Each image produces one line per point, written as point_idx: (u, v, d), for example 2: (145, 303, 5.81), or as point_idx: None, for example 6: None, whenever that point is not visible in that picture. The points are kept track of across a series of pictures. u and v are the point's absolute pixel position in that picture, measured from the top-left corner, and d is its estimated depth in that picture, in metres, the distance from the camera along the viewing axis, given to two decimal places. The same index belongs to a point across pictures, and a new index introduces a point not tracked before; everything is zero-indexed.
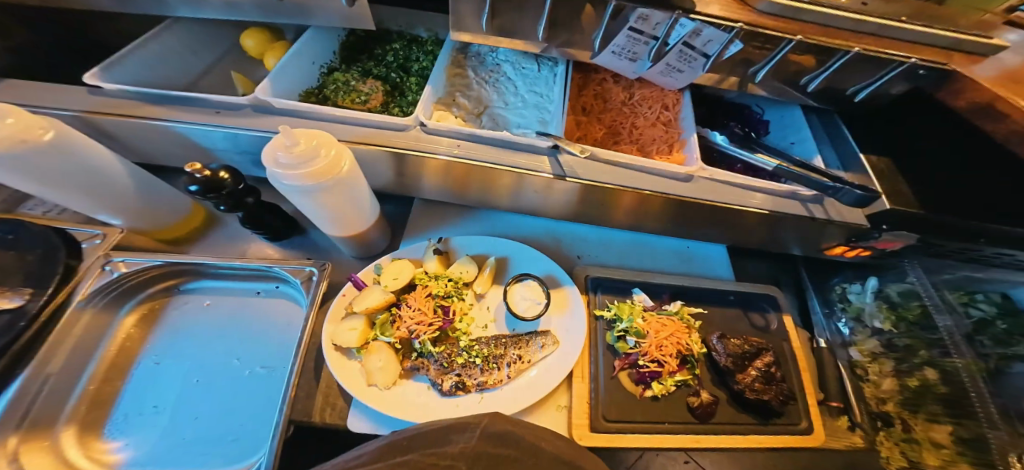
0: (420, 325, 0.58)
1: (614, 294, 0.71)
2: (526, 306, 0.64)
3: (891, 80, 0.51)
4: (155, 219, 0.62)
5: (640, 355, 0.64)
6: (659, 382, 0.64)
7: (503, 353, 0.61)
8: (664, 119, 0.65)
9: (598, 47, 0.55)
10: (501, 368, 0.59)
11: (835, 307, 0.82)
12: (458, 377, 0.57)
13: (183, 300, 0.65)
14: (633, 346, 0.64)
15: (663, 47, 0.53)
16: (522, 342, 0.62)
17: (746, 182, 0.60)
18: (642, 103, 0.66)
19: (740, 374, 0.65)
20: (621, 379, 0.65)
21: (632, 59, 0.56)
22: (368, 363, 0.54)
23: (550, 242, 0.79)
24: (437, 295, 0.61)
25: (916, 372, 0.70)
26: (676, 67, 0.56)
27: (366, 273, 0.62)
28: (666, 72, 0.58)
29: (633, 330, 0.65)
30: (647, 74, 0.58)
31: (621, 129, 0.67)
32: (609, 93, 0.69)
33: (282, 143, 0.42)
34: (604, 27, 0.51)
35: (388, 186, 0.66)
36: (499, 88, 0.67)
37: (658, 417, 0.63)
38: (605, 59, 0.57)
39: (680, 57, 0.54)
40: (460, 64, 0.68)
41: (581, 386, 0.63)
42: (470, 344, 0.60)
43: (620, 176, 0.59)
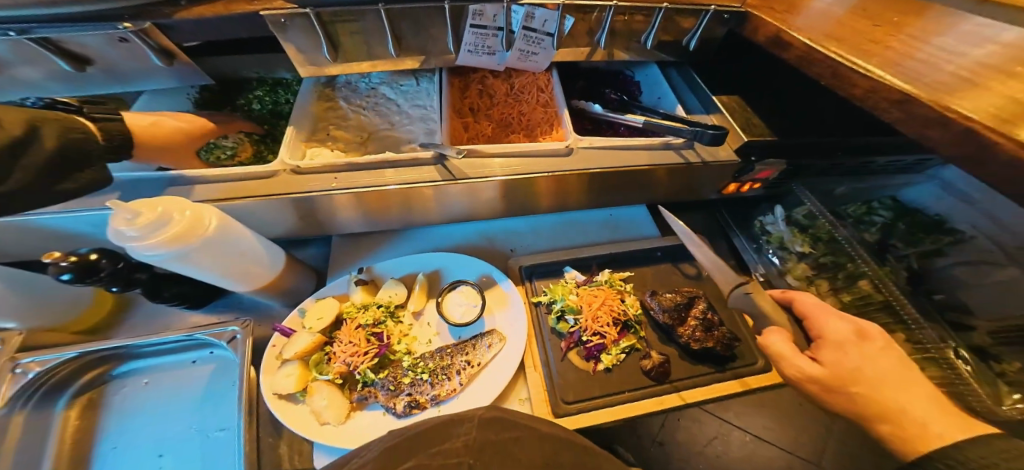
0: (355, 356, 0.56)
1: (548, 277, 0.73)
2: (463, 311, 0.64)
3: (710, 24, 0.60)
4: (54, 315, 0.59)
5: (582, 332, 0.66)
6: (607, 354, 0.66)
7: (450, 363, 0.60)
8: (542, 101, 0.70)
9: (455, 48, 0.59)
10: (452, 378, 0.59)
11: (761, 241, 0.85)
12: (410, 397, 0.56)
13: (124, 382, 0.62)
14: (573, 324, 0.67)
15: (511, 36, 0.57)
16: (469, 347, 0.62)
17: (621, 144, 0.65)
18: (522, 91, 0.71)
19: (681, 327, 0.69)
20: (572, 359, 0.66)
21: (490, 52, 0.60)
22: (312, 405, 0.53)
23: (484, 242, 0.81)
24: (366, 325, 0.59)
25: (848, 286, 0.73)
26: (531, 51, 0.60)
27: (292, 320, 0.59)
28: (524, 58, 0.62)
29: (569, 307, 0.67)
30: (509, 64, 0.63)
31: (510, 119, 0.70)
32: (492, 88, 0.72)
33: (124, 216, 0.40)
34: (449, 27, 0.55)
35: (294, 230, 0.65)
36: (380, 110, 0.69)
37: (617, 388, 0.65)
38: (466, 60, 0.61)
39: (527, 41, 0.58)
40: (328, 97, 0.69)
41: (534, 375, 0.65)
42: (414, 362, 0.59)
43: (504, 165, 0.62)
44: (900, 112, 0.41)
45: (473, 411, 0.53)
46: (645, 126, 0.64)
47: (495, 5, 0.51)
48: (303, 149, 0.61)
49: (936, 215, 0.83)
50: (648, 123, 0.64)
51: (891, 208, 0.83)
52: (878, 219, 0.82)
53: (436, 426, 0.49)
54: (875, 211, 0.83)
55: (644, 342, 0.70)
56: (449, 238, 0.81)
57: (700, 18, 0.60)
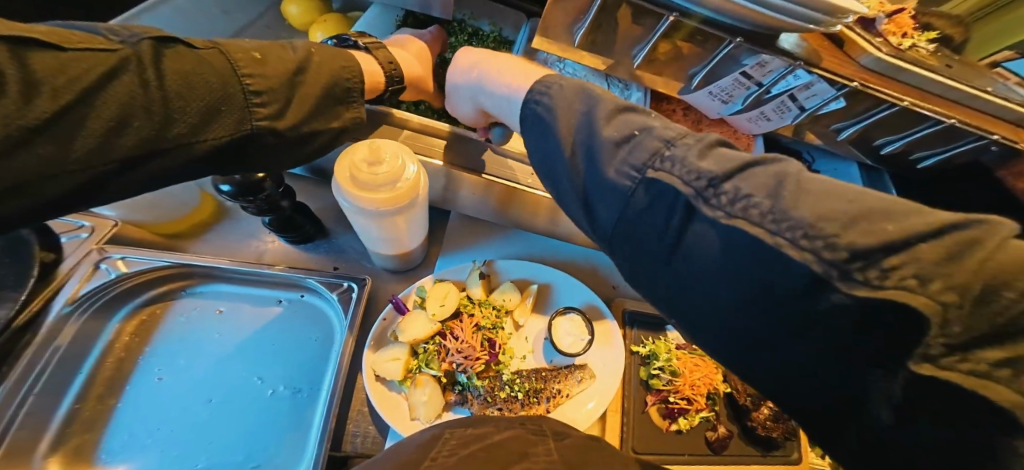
0: (466, 359, 0.53)
1: (649, 329, 0.70)
2: (570, 341, 0.60)
3: (964, 151, 0.51)
4: (158, 212, 0.54)
5: (670, 392, 0.65)
6: (685, 417, 0.65)
7: (543, 387, 0.58)
8: None
9: (693, 85, 0.50)
10: (541, 403, 0.57)
11: None
12: (501, 412, 0.54)
13: (191, 305, 0.57)
14: (666, 383, 0.66)
15: (763, 96, 0.48)
16: (562, 376, 0.59)
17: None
18: None
19: (755, 411, 0.68)
20: (651, 413, 0.66)
21: (724, 101, 0.50)
22: (412, 397, 0.50)
23: (592, 271, 0.73)
24: (484, 327, 0.56)
25: None
26: (768, 117, 0.51)
27: (407, 296, 0.56)
28: (753, 119, 0.52)
29: (669, 369, 0.65)
30: (732, 118, 0.53)
31: None
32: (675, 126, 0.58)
33: (365, 165, 0.40)
34: (707, 64, 0.46)
35: (431, 199, 0.61)
36: None
37: (680, 449, 0.65)
38: (695, 97, 0.51)
39: (777, 107, 0.48)
40: None
41: (613, 419, 0.65)
42: (512, 377, 0.57)
43: None
44: None
45: (544, 429, 0.44)
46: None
47: (784, 64, 0.40)
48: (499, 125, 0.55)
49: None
50: None
51: None
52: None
53: (510, 439, 0.40)
54: None
55: (715, 414, 0.69)
56: (557, 253, 0.72)
57: (955, 145, 0.51)
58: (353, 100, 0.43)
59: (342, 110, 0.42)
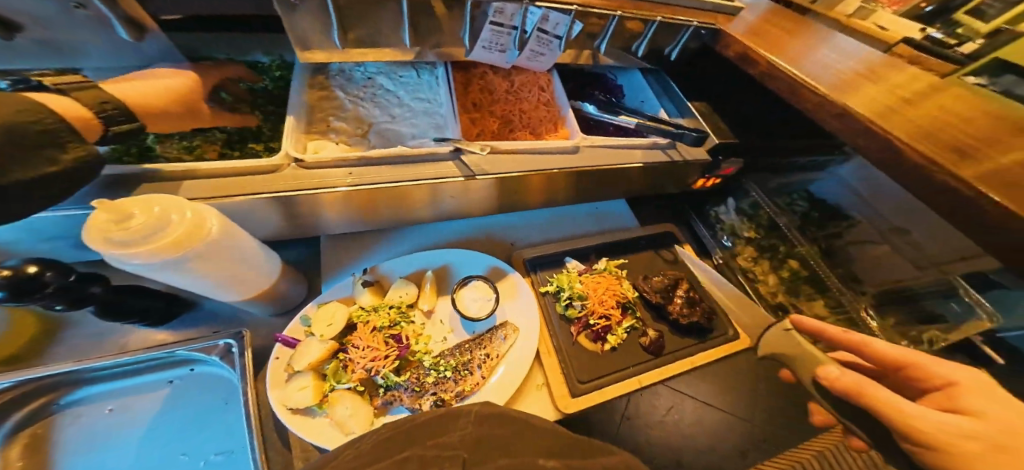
0: (376, 361, 0.52)
1: (550, 268, 0.76)
2: (478, 306, 0.63)
3: (688, 39, 0.68)
4: None
5: (588, 316, 0.70)
6: (612, 334, 0.69)
7: (470, 358, 0.59)
8: (544, 100, 0.70)
9: (468, 44, 0.56)
10: (474, 372, 0.58)
11: (716, 228, 0.93)
12: (436, 395, 0.54)
13: (68, 421, 0.47)
14: (581, 309, 0.70)
15: (525, 36, 0.57)
16: (486, 341, 0.61)
17: (610, 141, 0.67)
18: (523, 89, 0.70)
19: (670, 305, 0.72)
20: (582, 342, 0.69)
21: (502, 51, 0.58)
22: (336, 414, 0.48)
23: (483, 239, 0.77)
24: (382, 327, 0.55)
25: (785, 265, 0.84)
26: (540, 51, 0.61)
27: (293, 329, 0.53)
28: (534, 58, 0.62)
29: (576, 294, 0.70)
30: (518, 62, 0.62)
31: (512, 116, 0.69)
32: (492, 84, 0.70)
33: (111, 223, 0.30)
34: (469, 24, 0.52)
35: (282, 232, 0.55)
36: (380, 102, 0.60)
37: (623, 364, 0.68)
38: (479, 55, 0.58)
39: (539, 42, 0.58)
40: (320, 84, 0.58)
41: (551, 360, 0.66)
42: (435, 361, 0.57)
43: (524, 162, 0.60)
44: (840, 126, 0.49)
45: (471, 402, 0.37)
46: (636, 126, 0.69)
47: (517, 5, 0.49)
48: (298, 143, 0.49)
49: (838, 205, 0.91)
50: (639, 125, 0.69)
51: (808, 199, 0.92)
52: (798, 208, 0.90)
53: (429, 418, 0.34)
54: (796, 202, 0.92)
55: (640, 320, 0.73)
56: (443, 237, 0.74)
57: (680, 35, 0.68)
58: (69, 141, 0.37)
59: (48, 157, 0.36)
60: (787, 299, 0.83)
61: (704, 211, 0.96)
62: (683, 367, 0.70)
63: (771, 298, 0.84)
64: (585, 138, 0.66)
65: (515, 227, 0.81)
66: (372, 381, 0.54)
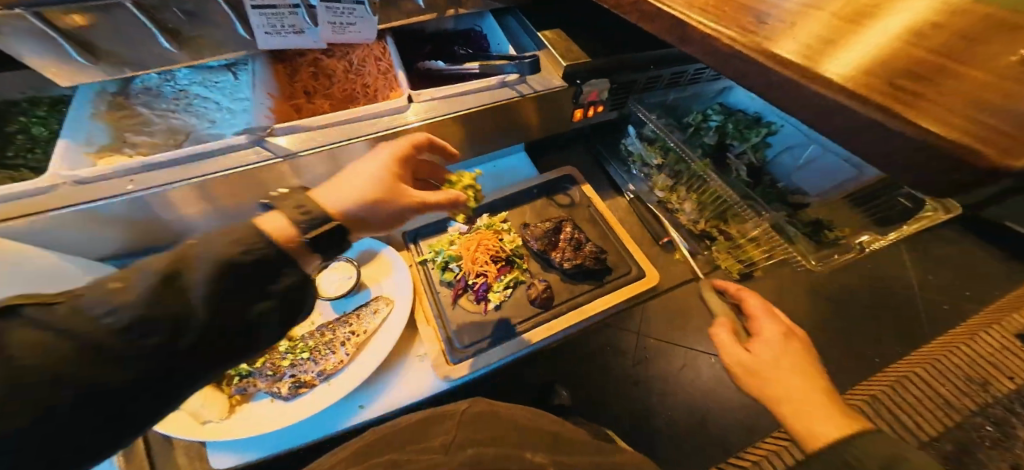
0: None
1: (431, 236, 0.74)
2: (336, 285, 0.63)
3: None
4: None
5: (465, 276, 0.67)
6: (493, 291, 0.66)
7: (333, 337, 0.59)
8: (382, 68, 0.71)
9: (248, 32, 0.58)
10: (336, 351, 0.57)
11: (628, 162, 0.89)
12: (294, 377, 0.54)
13: None
14: (458, 271, 0.69)
15: (313, 11, 0.58)
16: (352, 318, 0.60)
17: (451, 92, 0.68)
18: (362, 64, 0.70)
19: (553, 250, 0.69)
20: (461, 304, 0.66)
21: (297, 31, 0.61)
22: (188, 406, 0.50)
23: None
24: None
25: (700, 187, 0.79)
26: (346, 22, 0.62)
27: None
28: (341, 30, 0.64)
29: (451, 256, 0.69)
30: (327, 39, 0.64)
31: (354, 93, 0.71)
32: (328, 67, 0.71)
33: None
34: (233, 12, 0.54)
35: (129, 245, 0.59)
36: (196, 111, 0.64)
37: (508, 321, 0.64)
38: (271, 41, 0.61)
39: (333, 12, 0.59)
40: (123, 105, 0.61)
41: (427, 328, 0.62)
42: (293, 344, 0.58)
43: (341, 132, 0.62)
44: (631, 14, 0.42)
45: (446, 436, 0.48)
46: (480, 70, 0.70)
47: None
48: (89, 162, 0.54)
49: (755, 112, 0.87)
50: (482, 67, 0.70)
51: (721, 111, 0.88)
52: (711, 123, 0.87)
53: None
54: (709, 117, 0.88)
55: (528, 273, 0.70)
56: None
57: None
58: None
59: None
60: (709, 224, 0.79)
61: (616, 145, 0.93)
62: (576, 314, 0.65)
63: (692, 227, 0.80)
64: (423, 95, 0.67)
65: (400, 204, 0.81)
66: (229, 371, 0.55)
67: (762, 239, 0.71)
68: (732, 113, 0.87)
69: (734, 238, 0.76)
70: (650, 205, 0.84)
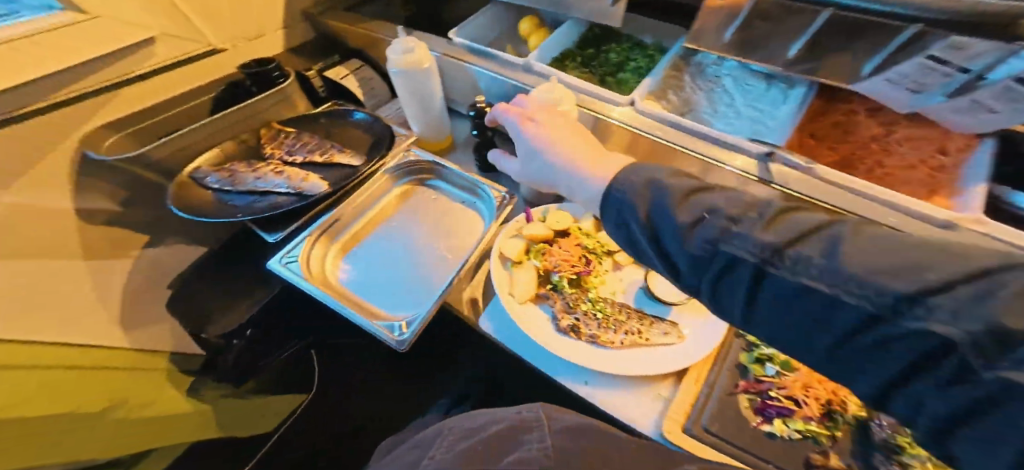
0: (565, 263, 0.66)
1: None
2: (664, 290, 0.65)
3: None
4: (437, 131, 0.85)
5: (772, 385, 0.56)
6: (785, 422, 0.53)
7: (623, 321, 0.63)
8: (934, 164, 0.52)
9: (869, 72, 0.49)
10: (616, 333, 0.62)
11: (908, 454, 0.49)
12: (576, 321, 0.62)
13: (429, 192, 0.81)
14: (771, 375, 0.57)
15: (973, 84, 0.42)
16: (646, 321, 0.63)
17: (903, 203, 0.48)
18: (904, 143, 0.54)
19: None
20: (739, 399, 0.56)
21: (915, 90, 0.47)
22: (517, 276, 0.66)
23: None
24: (585, 248, 0.69)
25: None
26: (991, 108, 0.44)
27: (536, 211, 0.72)
28: (969, 110, 0.46)
29: (779, 360, 0.58)
30: (935, 108, 0.48)
31: (861, 165, 0.55)
32: (858, 125, 0.57)
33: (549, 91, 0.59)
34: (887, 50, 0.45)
35: None
36: (713, 98, 0.65)
37: (766, 459, 0.51)
38: (875, 86, 0.50)
39: (1003, 96, 0.41)
40: (678, 68, 0.70)
41: (691, 386, 0.58)
42: (596, 299, 0.65)
43: (831, 195, 0.52)
44: None
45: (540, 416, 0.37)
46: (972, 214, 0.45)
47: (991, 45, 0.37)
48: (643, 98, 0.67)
49: None
50: None
51: None
52: None
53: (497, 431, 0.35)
54: None
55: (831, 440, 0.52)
56: None
57: None
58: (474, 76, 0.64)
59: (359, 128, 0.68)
60: None
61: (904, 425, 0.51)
62: None
63: None
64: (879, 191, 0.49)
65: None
66: (548, 276, 0.67)
67: None
68: None
69: None
70: None
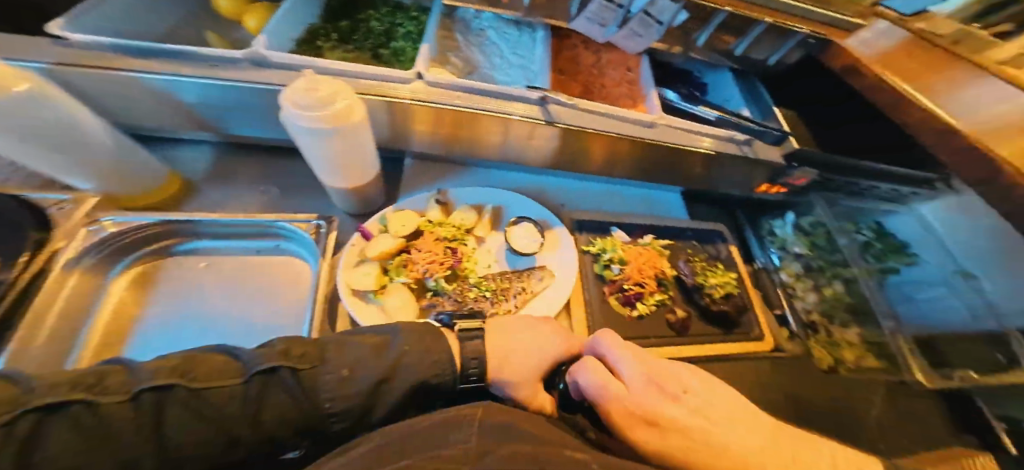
0: (432, 265, 0.61)
1: (595, 232, 0.78)
2: (526, 243, 0.68)
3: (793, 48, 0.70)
4: (123, 176, 0.62)
5: (623, 280, 0.71)
6: (642, 302, 0.70)
7: (508, 286, 0.65)
8: (627, 78, 0.76)
9: (575, 14, 0.70)
10: (508, 300, 0.63)
11: (766, 240, 0.85)
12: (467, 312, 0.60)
13: (180, 260, 0.65)
14: (618, 273, 0.72)
15: (627, 17, 0.68)
16: (523, 276, 0.67)
17: (613, 112, 0.65)
18: (607, 66, 0.78)
19: (704, 291, 0.73)
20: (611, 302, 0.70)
21: (602, 24, 0.70)
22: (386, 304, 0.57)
23: (540, 194, 0.82)
24: (445, 239, 0.65)
25: (828, 286, 0.79)
26: (638, 33, 0.70)
27: (373, 224, 0.65)
28: (630, 37, 0.72)
29: (616, 258, 0.73)
30: (614, 38, 0.73)
31: (592, 87, 0.75)
32: (580, 57, 0.79)
33: (302, 89, 0.48)
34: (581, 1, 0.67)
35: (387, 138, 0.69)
36: (486, 50, 0.77)
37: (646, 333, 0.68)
38: (581, 25, 0.72)
39: (641, 23, 0.67)
40: (450, 28, 0.77)
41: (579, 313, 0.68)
42: (479, 280, 0.64)
43: (598, 122, 0.65)
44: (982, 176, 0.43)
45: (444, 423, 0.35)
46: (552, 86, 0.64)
47: None
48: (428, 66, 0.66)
49: (903, 241, 0.85)
50: (719, 118, 0.70)
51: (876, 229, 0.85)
52: (864, 236, 0.84)
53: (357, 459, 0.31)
54: (862, 230, 0.84)
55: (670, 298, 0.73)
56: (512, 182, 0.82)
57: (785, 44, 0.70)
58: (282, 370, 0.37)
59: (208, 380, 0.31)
60: (818, 319, 0.76)
61: (758, 221, 0.88)
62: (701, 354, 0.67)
63: (801, 315, 0.76)
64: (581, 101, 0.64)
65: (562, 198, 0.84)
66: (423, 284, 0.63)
67: (865, 349, 0.72)
68: (887, 238, 0.85)
69: (834, 336, 0.74)
70: (777, 287, 0.79)
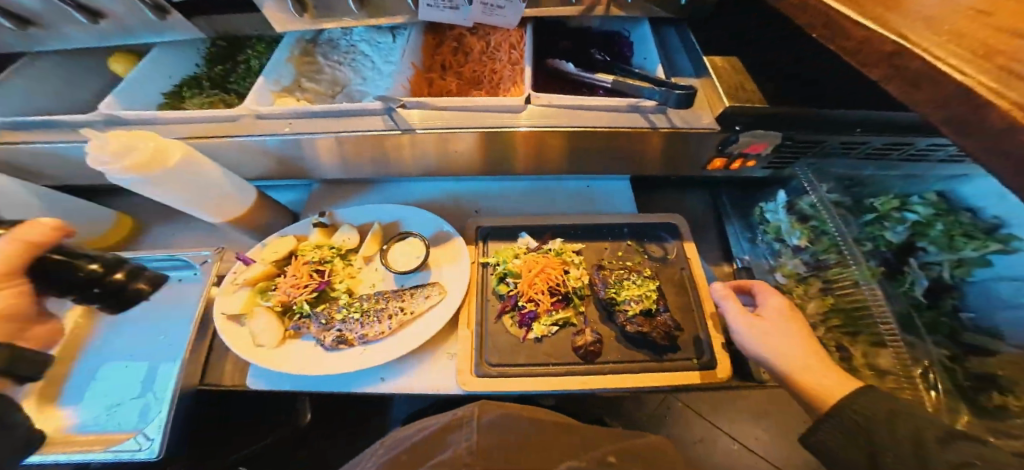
0: (295, 288, 0.54)
1: (503, 239, 0.62)
2: (403, 261, 0.58)
3: None
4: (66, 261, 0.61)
5: (517, 297, 0.55)
6: (539, 322, 0.53)
7: (383, 307, 0.54)
8: (514, 59, 0.59)
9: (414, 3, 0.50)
10: (382, 321, 0.53)
11: (755, 230, 0.63)
12: (339, 332, 0.51)
13: None
14: (512, 288, 0.56)
15: None
16: (405, 294, 0.55)
17: (584, 102, 0.52)
18: (497, 49, 0.61)
19: (623, 305, 0.52)
20: (502, 323, 0.54)
21: (453, 7, 0.51)
22: (251, 326, 0.51)
23: (449, 201, 0.68)
24: (313, 261, 0.56)
25: (841, 285, 0.52)
26: (496, 4, 0.51)
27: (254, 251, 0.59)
28: (489, 12, 0.53)
29: (510, 271, 0.57)
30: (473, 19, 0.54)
31: (481, 77, 0.60)
32: (468, 44, 0.63)
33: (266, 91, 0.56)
34: None
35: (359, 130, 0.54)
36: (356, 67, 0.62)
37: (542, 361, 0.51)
38: (430, 15, 0.53)
39: None
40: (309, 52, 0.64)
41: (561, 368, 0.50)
42: (350, 301, 0.55)
43: (572, 116, 0.53)
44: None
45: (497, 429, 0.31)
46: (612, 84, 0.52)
47: None
48: (271, 99, 0.57)
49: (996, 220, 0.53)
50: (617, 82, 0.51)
51: (933, 202, 0.56)
52: (912, 217, 0.55)
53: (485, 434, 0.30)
54: (909, 205, 0.56)
55: (582, 317, 0.55)
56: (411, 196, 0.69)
57: None
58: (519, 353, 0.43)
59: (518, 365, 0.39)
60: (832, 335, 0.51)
61: (749, 206, 0.66)
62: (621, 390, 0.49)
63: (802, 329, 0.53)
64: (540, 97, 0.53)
65: (508, 196, 0.69)
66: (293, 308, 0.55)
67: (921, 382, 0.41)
68: (953, 212, 0.55)
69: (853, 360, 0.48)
70: None
